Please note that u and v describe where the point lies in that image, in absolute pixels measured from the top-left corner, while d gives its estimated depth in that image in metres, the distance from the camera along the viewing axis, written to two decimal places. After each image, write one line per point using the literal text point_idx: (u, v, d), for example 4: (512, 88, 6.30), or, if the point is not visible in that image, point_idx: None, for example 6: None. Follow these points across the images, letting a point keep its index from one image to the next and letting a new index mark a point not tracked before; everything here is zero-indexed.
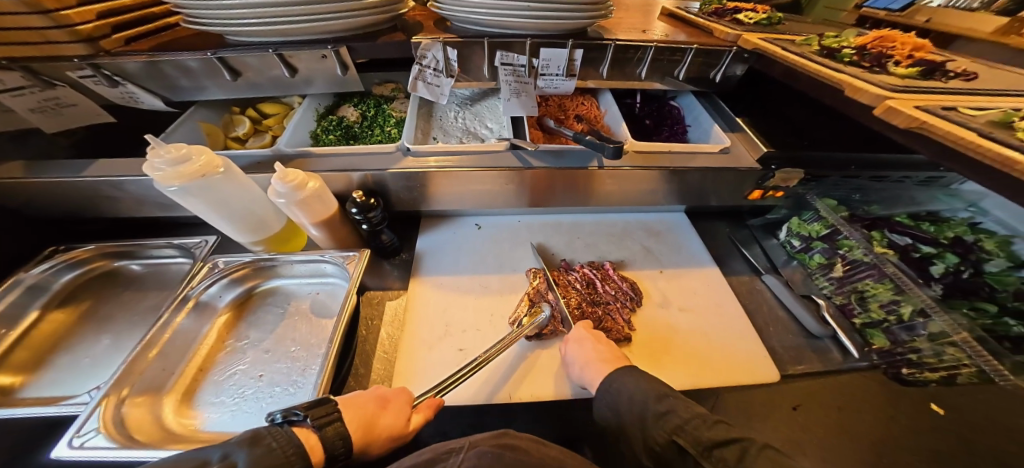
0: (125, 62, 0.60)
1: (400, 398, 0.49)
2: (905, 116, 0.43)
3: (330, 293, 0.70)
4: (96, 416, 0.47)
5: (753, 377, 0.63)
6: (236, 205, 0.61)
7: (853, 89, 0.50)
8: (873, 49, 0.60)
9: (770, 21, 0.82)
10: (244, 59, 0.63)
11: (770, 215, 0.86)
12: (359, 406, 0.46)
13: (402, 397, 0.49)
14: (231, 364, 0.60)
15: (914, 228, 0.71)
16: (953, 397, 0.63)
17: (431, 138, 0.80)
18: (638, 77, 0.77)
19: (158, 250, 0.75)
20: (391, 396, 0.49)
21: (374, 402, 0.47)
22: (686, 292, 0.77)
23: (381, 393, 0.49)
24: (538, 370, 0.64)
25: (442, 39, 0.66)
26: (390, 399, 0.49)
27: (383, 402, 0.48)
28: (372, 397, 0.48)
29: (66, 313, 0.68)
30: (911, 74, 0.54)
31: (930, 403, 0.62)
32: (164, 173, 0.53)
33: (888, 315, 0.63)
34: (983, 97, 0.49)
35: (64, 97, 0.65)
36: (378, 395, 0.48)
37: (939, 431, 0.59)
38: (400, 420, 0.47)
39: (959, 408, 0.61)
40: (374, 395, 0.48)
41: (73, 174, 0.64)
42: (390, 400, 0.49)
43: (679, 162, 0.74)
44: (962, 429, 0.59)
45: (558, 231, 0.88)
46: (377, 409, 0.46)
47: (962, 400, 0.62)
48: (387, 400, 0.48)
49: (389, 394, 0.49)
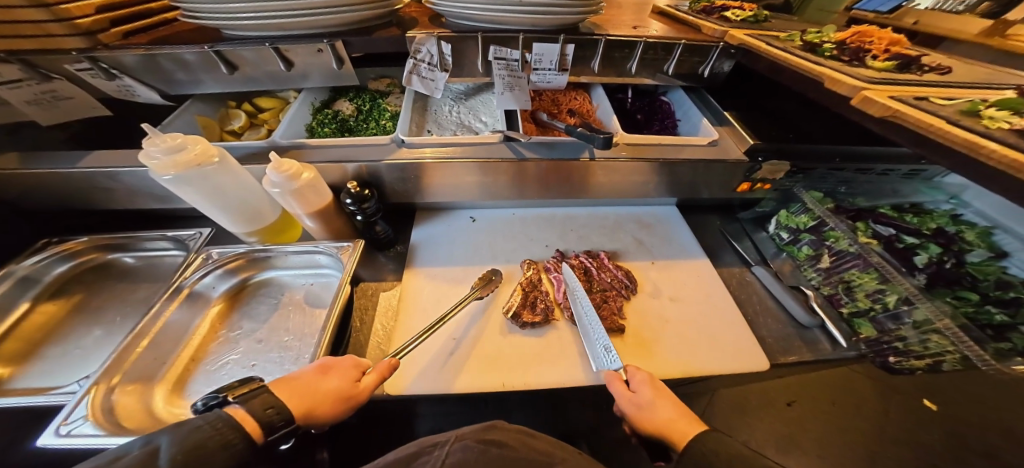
0: (121, 55, 0.61)
1: (343, 364, 0.49)
2: (880, 106, 0.45)
3: (323, 285, 0.71)
4: (84, 405, 0.46)
5: (741, 366, 0.64)
6: (231, 195, 0.62)
7: (833, 80, 0.52)
8: (852, 43, 0.62)
9: (756, 19, 0.84)
10: (240, 53, 0.64)
11: (759, 208, 0.87)
12: (296, 380, 0.44)
13: (345, 363, 0.49)
14: (223, 354, 0.61)
15: (898, 219, 0.72)
16: None
17: (426, 131, 0.82)
18: (628, 73, 0.78)
19: (152, 242, 0.75)
20: (332, 364, 0.48)
21: (313, 372, 0.46)
22: (677, 282, 0.79)
23: (320, 363, 0.47)
24: (529, 359, 0.65)
25: (436, 33, 0.68)
26: (331, 366, 0.48)
27: (324, 371, 0.47)
28: (311, 369, 0.46)
29: (57, 305, 0.69)
30: (888, 67, 0.56)
31: None
32: (160, 162, 0.54)
33: (874, 304, 0.64)
34: (958, 89, 0.51)
35: (60, 90, 0.65)
36: (318, 365, 0.47)
37: None
38: (345, 383, 0.47)
39: None
40: (314, 366, 0.47)
41: (68, 165, 0.65)
42: (331, 367, 0.48)
43: (668, 154, 0.75)
44: None
45: (552, 224, 0.90)
46: (316, 377, 0.45)
47: None
48: (329, 368, 0.47)
49: (330, 362, 0.48)
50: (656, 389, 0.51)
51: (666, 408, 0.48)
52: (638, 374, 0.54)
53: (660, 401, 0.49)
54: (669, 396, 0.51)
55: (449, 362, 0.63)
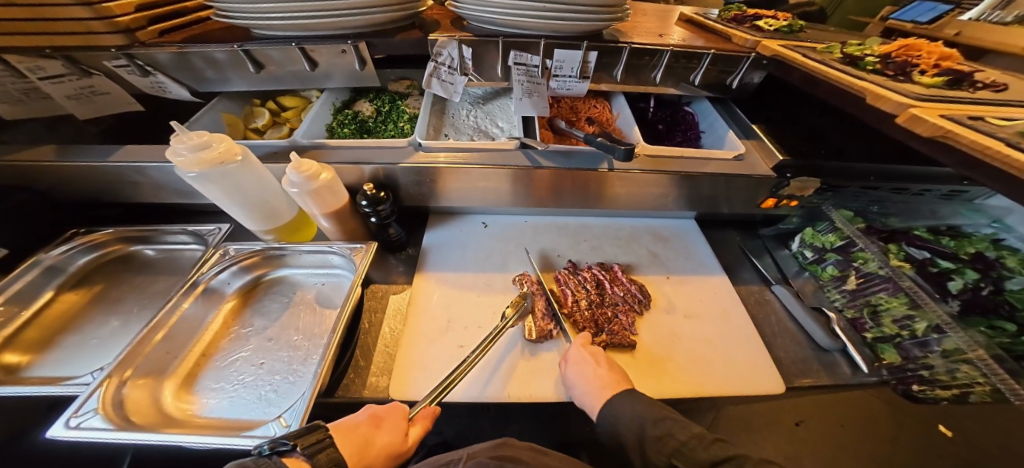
0: (157, 53, 0.62)
1: (392, 414, 0.49)
2: (929, 125, 0.41)
3: (335, 286, 0.71)
4: (95, 397, 0.47)
5: (759, 387, 0.62)
6: (250, 193, 0.62)
7: (875, 96, 0.48)
8: (898, 57, 0.58)
9: (790, 29, 0.80)
10: (268, 52, 0.65)
11: (783, 225, 0.83)
12: (354, 427, 0.46)
13: (394, 413, 0.49)
14: (233, 350, 0.61)
15: (934, 242, 0.67)
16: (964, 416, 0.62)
17: (442, 135, 0.81)
18: (652, 82, 0.76)
19: (173, 236, 0.77)
20: (384, 413, 0.49)
21: (367, 422, 0.47)
22: (693, 298, 0.76)
23: (373, 412, 0.48)
24: (537, 369, 0.63)
25: (458, 37, 0.67)
26: (383, 416, 0.48)
27: (377, 421, 0.47)
28: (364, 419, 0.47)
29: (79, 295, 0.70)
30: (938, 83, 0.52)
31: (939, 425, 0.61)
32: (186, 159, 0.54)
33: (901, 331, 0.61)
34: (1014, 108, 0.47)
35: (99, 85, 0.68)
36: (371, 414, 0.48)
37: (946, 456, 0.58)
38: (395, 435, 0.46)
39: (971, 432, 0.60)
40: (366, 416, 0.48)
41: (100, 158, 0.67)
42: (383, 418, 0.48)
43: (690, 167, 0.73)
44: (973, 454, 0.58)
45: (564, 233, 0.88)
46: (372, 429, 0.46)
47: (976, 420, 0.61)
48: (381, 419, 0.48)
49: (381, 411, 0.49)
50: (580, 359, 0.57)
51: (587, 379, 0.54)
52: (572, 351, 0.59)
53: (579, 370, 0.56)
54: (590, 366, 0.56)
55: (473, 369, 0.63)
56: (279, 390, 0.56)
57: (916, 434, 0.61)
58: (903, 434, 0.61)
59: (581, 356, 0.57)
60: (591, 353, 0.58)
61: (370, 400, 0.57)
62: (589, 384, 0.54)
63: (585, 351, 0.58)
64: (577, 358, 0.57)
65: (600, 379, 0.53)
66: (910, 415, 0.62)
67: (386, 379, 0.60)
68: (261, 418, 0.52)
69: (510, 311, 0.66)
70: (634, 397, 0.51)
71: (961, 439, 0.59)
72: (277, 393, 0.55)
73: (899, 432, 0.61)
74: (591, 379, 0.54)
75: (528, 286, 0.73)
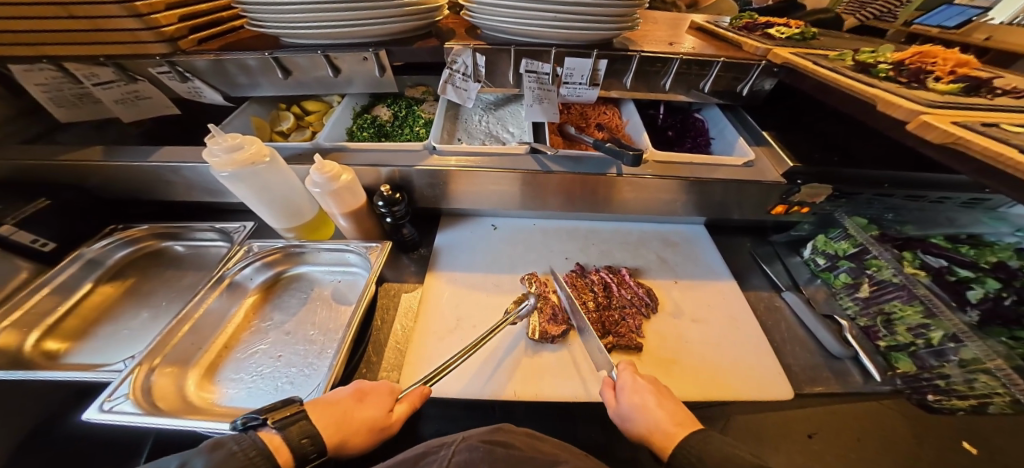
0: (196, 60, 0.67)
1: (377, 390, 0.51)
2: (940, 131, 0.40)
3: (350, 283, 0.73)
4: (127, 383, 0.50)
5: (768, 393, 0.62)
6: (277, 192, 0.66)
7: (886, 104, 0.48)
8: (911, 64, 0.56)
9: (803, 36, 0.80)
10: (295, 59, 0.69)
11: (794, 231, 0.83)
12: (336, 403, 0.47)
13: (380, 389, 0.51)
14: (254, 343, 0.64)
15: (952, 251, 0.65)
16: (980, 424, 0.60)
17: (456, 139, 0.84)
18: (662, 89, 0.77)
19: (201, 233, 0.81)
20: (368, 390, 0.51)
21: (351, 397, 0.48)
22: (700, 303, 0.76)
23: (358, 387, 0.50)
24: (548, 369, 0.65)
25: (472, 45, 0.70)
26: (367, 392, 0.50)
27: (359, 396, 0.49)
28: (348, 393, 0.49)
29: (114, 287, 0.75)
30: (954, 90, 0.50)
31: (962, 441, 0.59)
32: (220, 160, 0.58)
33: (915, 339, 0.60)
34: None
35: (143, 91, 0.74)
36: (356, 389, 0.50)
37: None
38: (377, 411, 0.49)
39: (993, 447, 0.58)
40: (350, 391, 0.49)
41: (141, 158, 0.72)
42: (367, 394, 0.50)
43: (700, 173, 0.73)
44: None
45: (574, 237, 0.89)
46: (354, 403, 0.48)
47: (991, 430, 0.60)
48: (364, 394, 0.50)
49: (366, 387, 0.51)
50: (642, 395, 0.51)
51: (645, 406, 0.50)
52: (625, 378, 0.54)
53: (645, 405, 0.50)
54: (655, 398, 0.51)
55: (482, 367, 0.65)
56: (295, 382, 0.58)
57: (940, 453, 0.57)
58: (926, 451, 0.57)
59: (640, 388, 0.52)
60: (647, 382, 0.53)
61: None
62: (658, 418, 0.48)
63: (647, 382, 0.53)
64: (632, 386, 0.53)
65: (672, 414, 0.49)
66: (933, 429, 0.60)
67: (395, 375, 0.62)
68: (276, 408, 0.54)
69: (516, 310, 0.69)
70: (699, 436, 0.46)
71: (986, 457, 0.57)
72: (293, 385, 0.58)
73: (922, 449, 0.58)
74: (662, 414, 0.49)
75: (536, 286, 0.75)
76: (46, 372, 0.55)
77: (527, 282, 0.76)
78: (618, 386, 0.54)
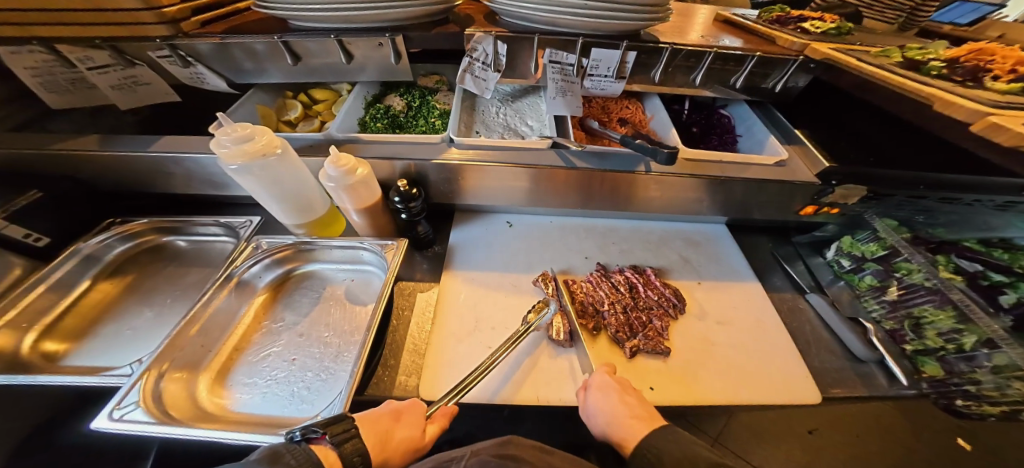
0: (199, 43, 0.62)
1: (413, 409, 0.48)
2: (1012, 134, 0.38)
3: (364, 282, 0.70)
4: (137, 390, 0.47)
5: (793, 397, 0.60)
6: (289, 186, 0.62)
7: (945, 103, 0.45)
8: (967, 62, 0.54)
9: (839, 30, 0.77)
10: (306, 44, 0.64)
11: (818, 232, 0.81)
12: (375, 420, 0.45)
13: (415, 409, 0.48)
14: (265, 345, 0.61)
15: (986, 255, 0.63)
16: None
17: (474, 132, 0.80)
18: (692, 84, 0.74)
19: (204, 227, 0.77)
20: (405, 408, 0.48)
21: (389, 416, 0.47)
22: (724, 305, 0.74)
23: (395, 406, 0.48)
24: (565, 373, 0.63)
25: (494, 32, 0.66)
26: (404, 411, 0.48)
27: (398, 415, 0.47)
28: (386, 412, 0.47)
29: (114, 284, 0.71)
30: (1015, 89, 0.46)
31: None
32: (230, 151, 0.54)
33: (946, 344, 0.59)
34: None
35: (141, 76, 0.68)
36: (393, 408, 0.48)
37: None
38: (415, 430, 0.46)
39: None
40: (388, 409, 0.48)
41: (140, 148, 0.67)
42: (404, 413, 0.48)
43: (729, 171, 0.71)
44: None
45: (592, 234, 0.87)
46: (393, 423, 0.46)
47: None
48: (402, 413, 0.47)
49: (403, 406, 0.48)
50: (609, 397, 0.52)
51: (616, 410, 0.50)
52: (595, 377, 0.55)
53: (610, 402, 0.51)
54: (619, 398, 0.52)
55: (502, 369, 0.63)
56: (311, 387, 0.55)
57: None
58: None
59: (607, 391, 0.53)
60: (616, 382, 0.54)
61: (399, 398, 0.57)
62: (619, 413, 0.50)
63: (611, 378, 0.54)
64: (600, 384, 0.54)
65: (632, 409, 0.51)
66: None
67: (415, 378, 0.60)
68: (294, 415, 0.51)
69: (533, 316, 0.65)
70: (670, 434, 0.48)
71: None
72: (308, 390, 0.55)
73: None
74: (622, 409, 0.50)
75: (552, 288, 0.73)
76: (46, 376, 0.52)
77: (541, 285, 0.73)
78: (585, 385, 0.56)
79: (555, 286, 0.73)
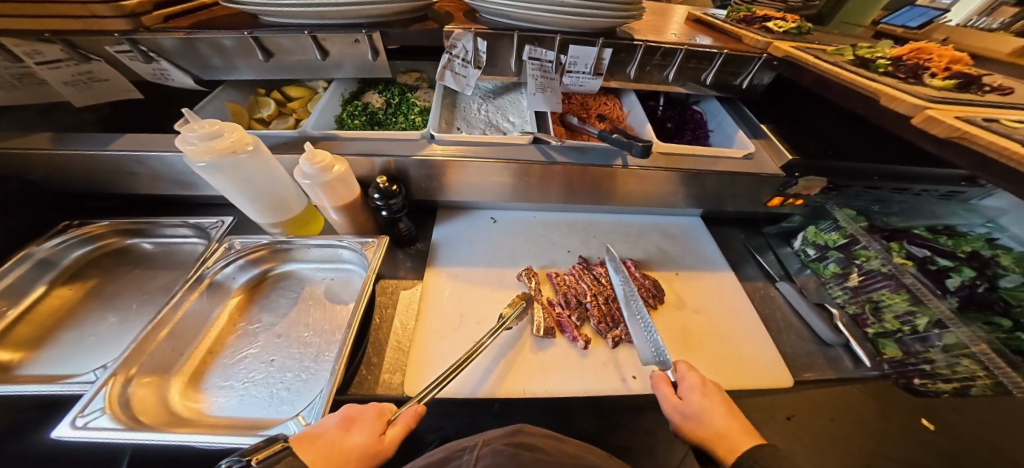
0: (162, 38, 0.59)
1: (366, 415, 0.44)
2: (944, 126, 0.42)
3: (345, 280, 0.69)
4: (102, 396, 0.44)
5: (765, 381, 0.64)
6: (262, 184, 0.60)
7: (890, 98, 0.49)
8: (909, 60, 0.58)
9: (799, 30, 0.81)
10: (277, 40, 0.62)
11: (786, 223, 0.86)
12: (319, 438, 0.39)
13: (370, 414, 0.44)
14: (241, 347, 0.59)
15: (933, 241, 0.68)
16: (949, 412, 0.63)
17: (455, 128, 0.80)
18: (666, 81, 0.77)
19: (172, 229, 0.73)
20: (356, 415, 0.43)
21: (336, 427, 0.41)
22: (701, 294, 0.78)
23: (344, 414, 0.43)
24: (553, 364, 0.64)
25: (473, 29, 0.66)
26: (355, 418, 0.43)
27: (347, 424, 0.42)
28: (334, 423, 0.41)
29: (73, 289, 0.67)
30: (949, 86, 0.51)
31: (922, 418, 0.62)
32: (196, 148, 0.52)
33: (902, 326, 0.62)
34: None
35: (98, 72, 0.65)
36: (342, 417, 0.42)
37: (933, 444, 0.59)
38: (370, 435, 0.41)
39: (952, 425, 0.61)
40: (337, 419, 0.42)
41: (98, 147, 0.63)
42: (355, 420, 0.43)
43: (701, 165, 0.74)
44: (951, 444, 0.59)
45: (574, 229, 0.88)
46: (342, 433, 0.41)
47: (957, 417, 0.62)
48: (353, 421, 0.43)
49: (354, 413, 0.44)
50: (709, 392, 0.52)
51: (710, 410, 0.49)
52: (692, 382, 0.53)
53: (709, 398, 0.51)
54: (721, 404, 0.50)
55: (491, 365, 0.63)
56: (291, 388, 0.54)
57: (908, 425, 0.61)
58: (894, 423, 0.61)
59: (707, 388, 0.52)
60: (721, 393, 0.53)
61: (383, 396, 0.56)
62: (721, 416, 0.49)
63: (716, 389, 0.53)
64: (700, 391, 0.52)
65: (741, 423, 0.49)
66: (900, 403, 0.63)
67: (399, 376, 0.59)
68: (273, 416, 0.51)
69: (509, 311, 0.67)
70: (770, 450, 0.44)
71: (942, 431, 0.60)
72: (289, 391, 0.54)
73: (890, 421, 0.61)
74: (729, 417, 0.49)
75: (534, 282, 0.73)
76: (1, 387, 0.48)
77: (522, 279, 0.74)
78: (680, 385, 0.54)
79: (534, 281, 0.73)
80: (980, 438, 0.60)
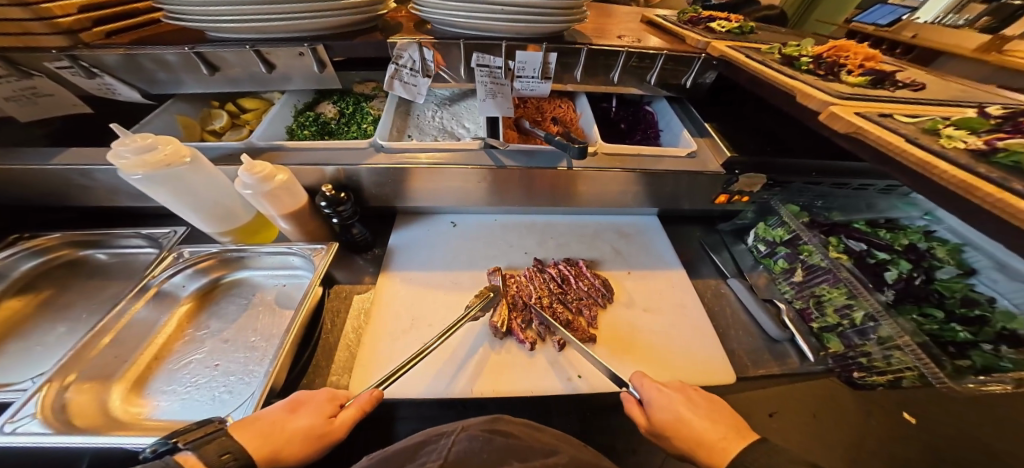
0: (103, 54, 0.61)
1: (316, 399, 0.48)
2: (844, 122, 0.43)
3: (296, 286, 0.70)
4: (34, 403, 0.46)
5: (708, 380, 0.64)
6: (204, 195, 0.62)
7: (804, 95, 0.50)
8: (828, 57, 0.59)
9: (741, 30, 0.83)
10: (222, 54, 0.64)
11: (738, 220, 0.86)
12: (260, 420, 0.42)
13: (318, 398, 0.48)
14: (187, 353, 0.60)
15: (871, 235, 0.70)
16: (921, 404, 0.65)
17: (406, 136, 0.82)
18: (611, 82, 0.78)
19: (126, 240, 0.75)
20: (303, 399, 0.47)
21: (282, 409, 0.44)
22: (652, 292, 0.78)
23: (290, 399, 0.46)
24: (498, 365, 0.65)
25: (418, 39, 0.68)
26: (302, 402, 0.46)
27: (293, 406, 0.45)
28: (280, 406, 0.45)
29: (24, 300, 0.68)
30: (862, 82, 0.53)
31: (903, 413, 0.64)
32: (128, 161, 0.54)
33: (842, 319, 0.63)
34: (937, 106, 0.48)
35: (41, 87, 0.66)
36: (288, 401, 0.46)
37: (914, 438, 0.61)
38: (315, 418, 0.45)
39: (928, 418, 0.64)
40: (283, 403, 0.45)
41: (42, 161, 0.65)
42: (301, 403, 0.46)
43: (648, 164, 0.75)
44: (931, 438, 0.62)
45: (531, 231, 0.89)
46: (286, 414, 0.44)
47: (932, 410, 0.65)
48: (299, 403, 0.46)
49: (301, 398, 0.47)
50: (666, 397, 0.50)
51: (680, 416, 0.48)
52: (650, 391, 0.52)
53: (672, 403, 0.49)
54: (682, 404, 0.49)
55: (442, 366, 0.64)
56: (233, 391, 0.55)
57: (889, 421, 0.63)
58: (875, 421, 0.63)
59: (665, 392, 0.51)
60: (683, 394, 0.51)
61: None
62: (692, 417, 0.47)
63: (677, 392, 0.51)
64: (659, 396, 0.51)
65: (714, 425, 0.47)
66: (879, 403, 0.65)
67: (345, 378, 0.60)
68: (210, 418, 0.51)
69: (475, 301, 0.68)
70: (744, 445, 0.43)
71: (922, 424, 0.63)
72: (230, 394, 0.55)
73: (870, 421, 0.63)
74: (699, 419, 0.47)
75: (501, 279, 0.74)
76: None
77: (490, 276, 0.75)
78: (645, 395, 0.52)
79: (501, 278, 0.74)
80: (960, 436, 0.63)
